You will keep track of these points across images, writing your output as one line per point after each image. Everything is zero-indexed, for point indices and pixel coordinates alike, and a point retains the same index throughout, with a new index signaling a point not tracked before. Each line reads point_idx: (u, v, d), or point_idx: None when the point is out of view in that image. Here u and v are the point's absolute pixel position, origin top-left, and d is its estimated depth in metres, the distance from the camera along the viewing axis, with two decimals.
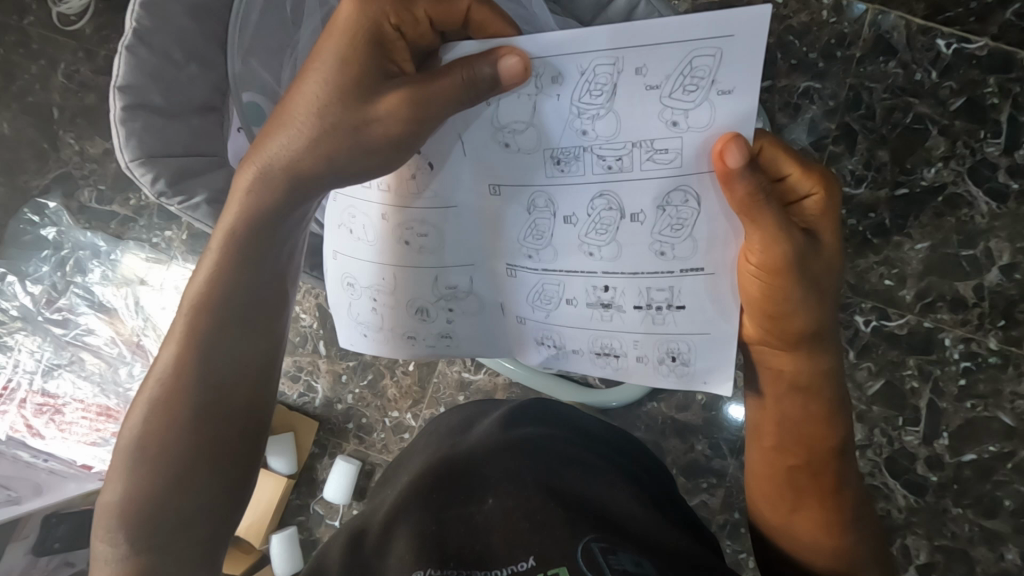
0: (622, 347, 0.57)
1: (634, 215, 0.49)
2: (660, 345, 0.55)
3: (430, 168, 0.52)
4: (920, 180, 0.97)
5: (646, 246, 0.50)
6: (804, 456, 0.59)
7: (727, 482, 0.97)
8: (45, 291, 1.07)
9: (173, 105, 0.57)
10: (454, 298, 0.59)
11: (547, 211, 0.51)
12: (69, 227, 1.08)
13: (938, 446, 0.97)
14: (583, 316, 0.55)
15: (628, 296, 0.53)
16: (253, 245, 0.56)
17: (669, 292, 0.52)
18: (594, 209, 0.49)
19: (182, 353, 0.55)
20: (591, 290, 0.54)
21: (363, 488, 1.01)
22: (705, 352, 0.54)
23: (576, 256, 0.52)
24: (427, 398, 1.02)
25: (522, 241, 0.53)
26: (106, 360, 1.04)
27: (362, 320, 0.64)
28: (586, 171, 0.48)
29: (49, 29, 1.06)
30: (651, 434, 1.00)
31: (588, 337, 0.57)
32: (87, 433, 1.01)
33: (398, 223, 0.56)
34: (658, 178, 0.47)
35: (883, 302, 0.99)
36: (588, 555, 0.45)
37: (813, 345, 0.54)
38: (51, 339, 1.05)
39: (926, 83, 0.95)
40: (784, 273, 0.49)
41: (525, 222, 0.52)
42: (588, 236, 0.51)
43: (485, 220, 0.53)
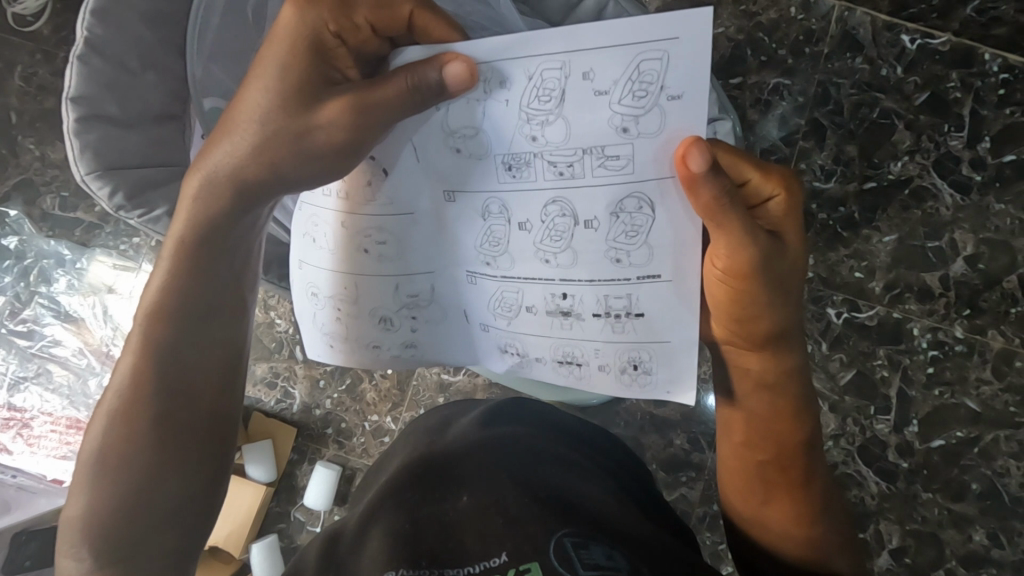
0: (583, 355, 0.56)
1: (588, 221, 0.48)
2: (621, 353, 0.55)
3: (385, 175, 0.52)
4: (888, 174, 0.99)
5: (602, 253, 0.49)
6: (773, 451, 0.60)
7: (706, 475, 0.98)
8: (8, 302, 1.04)
9: (131, 116, 0.55)
10: (418, 305, 0.59)
11: (501, 217, 0.51)
12: (32, 235, 1.04)
13: (908, 433, 0.99)
14: (542, 324, 0.55)
15: (587, 304, 0.52)
16: (207, 248, 0.55)
17: (627, 299, 0.51)
18: (549, 215, 0.49)
19: (140, 361, 0.54)
20: (550, 297, 0.53)
21: (345, 494, 1.00)
22: (664, 359, 0.53)
23: (532, 263, 0.52)
24: (407, 400, 1.01)
25: (479, 249, 0.53)
26: (74, 371, 1.02)
27: (327, 330, 0.63)
28: (538, 177, 0.48)
29: (4, 30, 1.02)
30: (630, 430, 1.01)
31: (548, 344, 0.56)
32: (57, 447, 0.98)
33: (357, 232, 0.56)
34: (610, 184, 0.46)
35: (853, 294, 1.01)
36: (560, 551, 0.45)
37: (778, 345, 0.55)
38: (16, 351, 1.03)
39: (892, 78, 0.97)
40: (751, 278, 0.50)
41: (481, 229, 0.52)
42: (543, 243, 0.51)
43: (443, 227, 0.53)
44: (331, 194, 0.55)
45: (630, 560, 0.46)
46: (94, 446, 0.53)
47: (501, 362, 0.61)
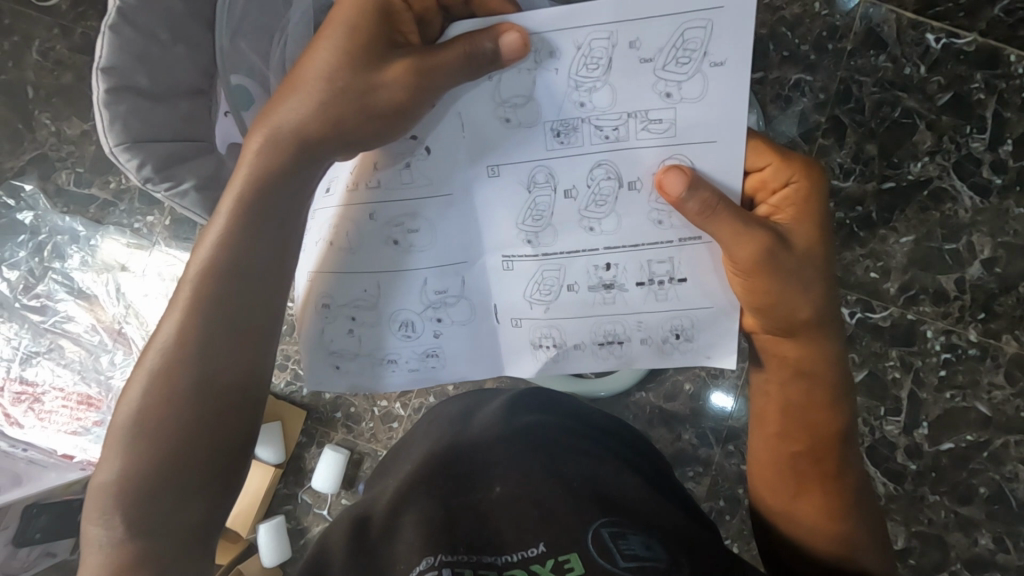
0: (624, 331, 0.58)
1: (631, 183, 0.51)
2: (664, 324, 0.57)
3: (427, 153, 0.53)
4: (907, 174, 0.98)
5: (644, 215, 0.52)
6: (807, 441, 0.59)
7: (713, 471, 0.98)
8: (22, 277, 1.03)
9: (161, 88, 0.53)
10: (444, 304, 0.58)
11: (547, 186, 0.52)
12: (46, 211, 1.04)
13: (918, 435, 0.99)
14: (584, 301, 0.57)
15: (630, 272, 0.55)
16: (257, 213, 0.54)
17: (669, 263, 0.54)
18: (594, 179, 0.51)
19: (189, 326, 0.53)
20: (593, 270, 0.55)
21: (353, 478, 1.00)
22: (703, 326, 0.56)
23: (576, 234, 0.53)
24: (416, 387, 1.01)
25: (522, 223, 0.54)
26: (86, 348, 1.02)
27: (335, 349, 0.61)
28: (584, 142, 0.49)
29: (23, 4, 1.01)
30: (639, 424, 1.01)
31: (588, 327, 0.58)
32: (67, 422, 0.99)
33: (388, 220, 0.56)
34: (654, 147, 0.49)
35: (868, 294, 1.00)
36: (598, 542, 0.45)
37: (811, 333, 0.57)
38: (29, 326, 1.02)
39: (915, 77, 0.96)
40: (761, 272, 0.52)
41: (525, 201, 0.52)
42: (587, 210, 0.52)
43: (483, 206, 0.53)
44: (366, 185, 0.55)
45: (668, 550, 0.46)
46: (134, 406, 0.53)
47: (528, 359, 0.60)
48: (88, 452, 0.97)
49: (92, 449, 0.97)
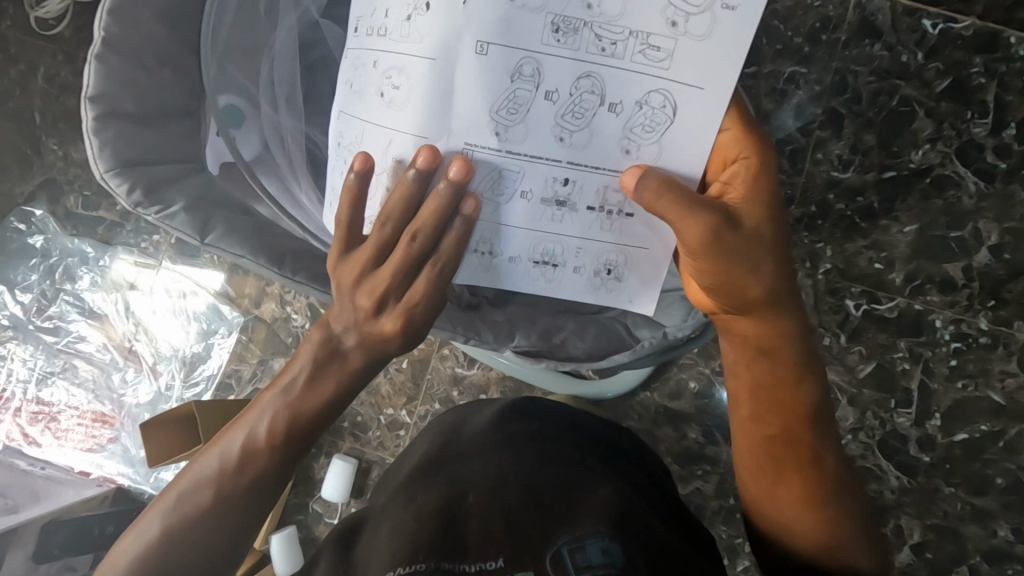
0: (562, 255, 0.56)
1: (612, 104, 0.49)
2: (601, 255, 0.56)
3: (425, 8, 0.48)
4: (908, 163, 0.97)
5: (615, 142, 0.51)
6: (780, 424, 0.58)
7: (721, 469, 0.98)
8: (35, 299, 1.05)
9: (149, 112, 0.52)
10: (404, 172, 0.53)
11: (531, 82, 0.49)
12: (57, 234, 1.06)
13: (930, 426, 0.98)
14: (533, 213, 0.54)
15: (585, 194, 0.53)
16: (330, 398, 0.60)
17: (623, 196, 0.53)
18: (577, 89, 0.49)
19: (220, 474, 0.59)
20: (550, 182, 0.52)
21: (362, 486, 1.01)
22: (638, 265, 0.56)
23: (545, 141, 0.50)
24: (421, 394, 1.02)
25: (494, 111, 0.50)
26: (98, 366, 1.04)
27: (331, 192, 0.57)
28: (582, 46, 0.48)
29: (27, 32, 1.04)
30: (644, 424, 1.01)
31: (529, 240, 0.55)
32: (82, 440, 1.03)
33: (370, 79, 0.53)
34: (645, 74, 0.48)
35: (872, 286, 0.99)
36: (556, 559, 0.46)
37: (770, 311, 0.54)
38: (43, 347, 1.05)
39: (912, 64, 0.95)
40: (717, 256, 0.51)
41: (504, 91, 0.49)
42: (562, 119, 0.50)
43: (458, 80, 0.49)
44: (376, 33, 0.52)
45: (628, 552, 0.46)
46: (141, 546, 0.57)
47: (467, 267, 0.58)
48: (102, 468, 1.02)
49: (106, 466, 1.02)
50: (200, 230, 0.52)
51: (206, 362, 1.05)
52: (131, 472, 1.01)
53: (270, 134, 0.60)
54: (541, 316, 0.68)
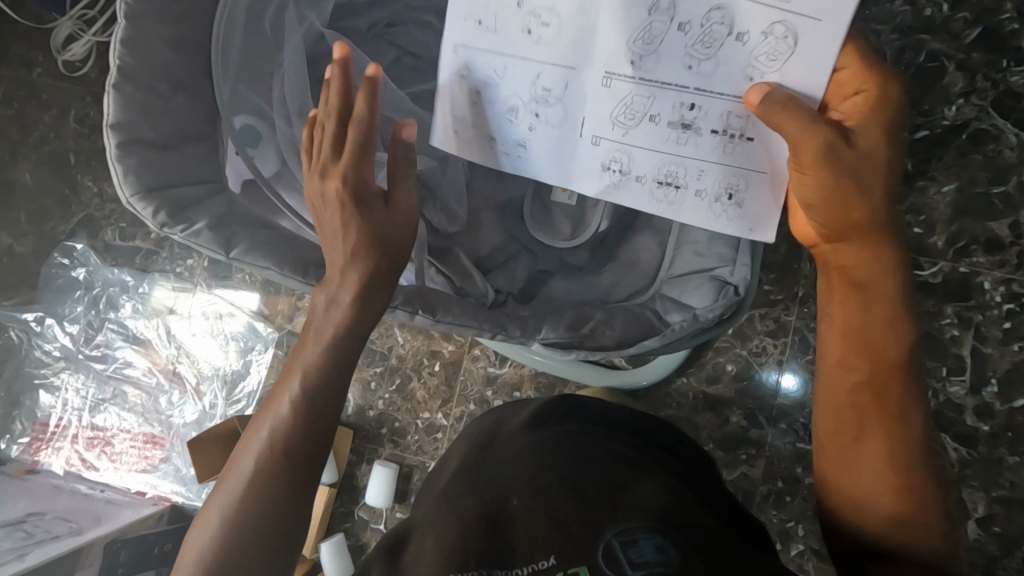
0: (685, 176, 0.57)
1: (739, 34, 0.50)
2: (723, 178, 0.56)
3: None
4: (941, 120, 0.96)
5: (740, 70, 0.52)
6: (870, 368, 0.53)
7: (767, 451, 0.96)
8: (83, 330, 1.09)
9: (167, 137, 0.53)
10: (545, 102, 0.57)
11: (666, 13, 0.51)
12: (98, 266, 1.10)
13: (987, 394, 0.93)
14: (662, 136, 0.56)
15: (710, 118, 0.54)
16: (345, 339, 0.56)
17: (745, 118, 0.53)
18: (708, 20, 0.51)
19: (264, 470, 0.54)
20: (677, 106, 0.54)
21: (404, 491, 1.02)
22: (760, 187, 0.56)
23: (675, 69, 0.53)
24: (455, 396, 1.03)
25: (631, 43, 0.53)
26: (146, 390, 1.08)
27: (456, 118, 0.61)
28: None
29: (55, 77, 1.09)
30: (683, 411, 0.99)
31: (654, 162, 0.57)
32: (136, 461, 1.08)
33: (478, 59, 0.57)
34: (766, 7, 0.49)
35: (913, 252, 0.96)
36: (608, 552, 0.45)
37: (871, 239, 0.52)
38: (94, 375, 1.09)
39: (938, 16, 0.95)
40: (828, 167, 0.50)
41: (639, 24, 0.52)
42: (692, 48, 0.52)
43: (609, 17, 0.52)
44: None
45: (681, 548, 0.45)
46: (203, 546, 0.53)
47: (596, 183, 0.60)
48: (158, 488, 1.07)
49: (161, 485, 1.07)
50: (224, 246, 0.54)
51: (246, 378, 1.07)
52: (184, 489, 1.06)
53: (287, 148, 0.60)
54: (566, 310, 0.68)
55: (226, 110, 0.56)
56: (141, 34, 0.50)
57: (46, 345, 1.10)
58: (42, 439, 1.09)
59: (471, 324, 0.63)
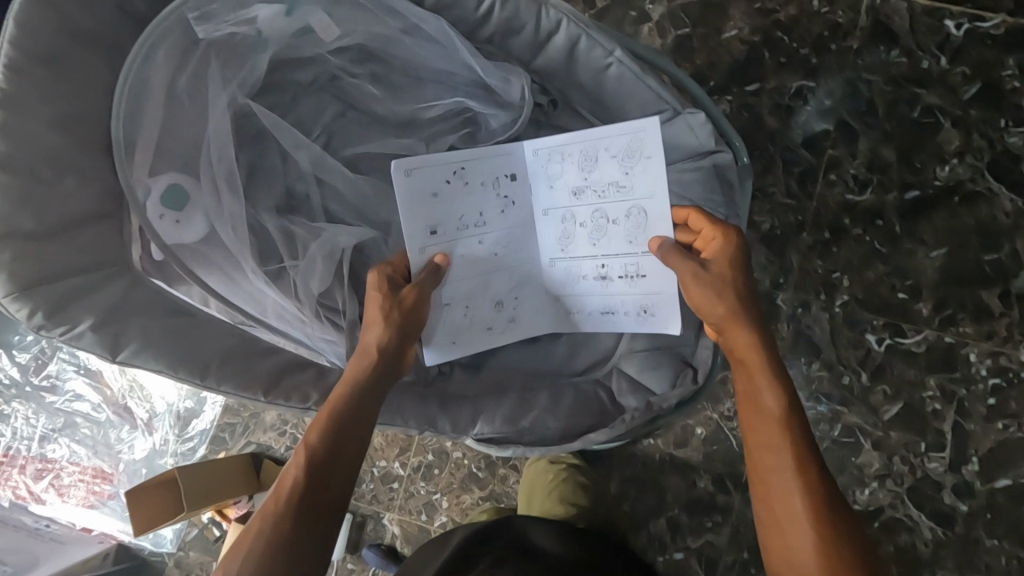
0: (616, 306, 0.67)
1: (615, 217, 0.63)
2: (639, 300, 0.65)
3: (479, 215, 0.64)
4: (933, 179, 0.92)
5: (626, 237, 0.64)
6: (759, 429, 0.54)
7: (733, 520, 0.92)
8: (34, 357, 1.02)
9: (50, 227, 0.49)
10: (520, 288, 0.68)
11: (569, 220, 0.65)
12: None
13: (967, 472, 0.89)
14: (588, 289, 0.67)
15: (615, 266, 0.65)
16: (365, 391, 0.57)
17: (636, 264, 0.64)
18: (592, 212, 0.64)
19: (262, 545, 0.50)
20: (592, 267, 0.66)
21: (357, 541, 0.98)
22: (665, 305, 0.65)
23: (582, 246, 0.65)
24: (414, 445, 0.99)
25: (552, 242, 0.67)
26: (97, 424, 1.04)
27: (463, 306, 0.66)
28: (585, 193, 0.64)
29: None
30: (649, 473, 0.95)
31: (593, 303, 0.67)
32: (84, 497, 1.02)
33: (447, 209, 0.64)
34: (620, 199, 0.63)
35: (896, 318, 0.92)
36: None
37: (734, 323, 0.57)
38: (44, 406, 1.02)
39: (935, 69, 0.92)
40: (694, 282, 0.58)
41: (557, 230, 0.66)
42: (588, 233, 0.65)
43: (529, 232, 0.67)
44: (467, 228, 0.64)
45: None
46: None
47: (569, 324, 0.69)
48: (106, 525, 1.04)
49: (110, 522, 1.03)
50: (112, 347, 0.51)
51: (198, 416, 1.05)
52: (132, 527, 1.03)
53: (213, 217, 0.59)
54: (508, 394, 0.65)
55: (128, 189, 0.53)
56: (19, 119, 0.47)
57: None
58: None
59: (397, 421, 0.61)
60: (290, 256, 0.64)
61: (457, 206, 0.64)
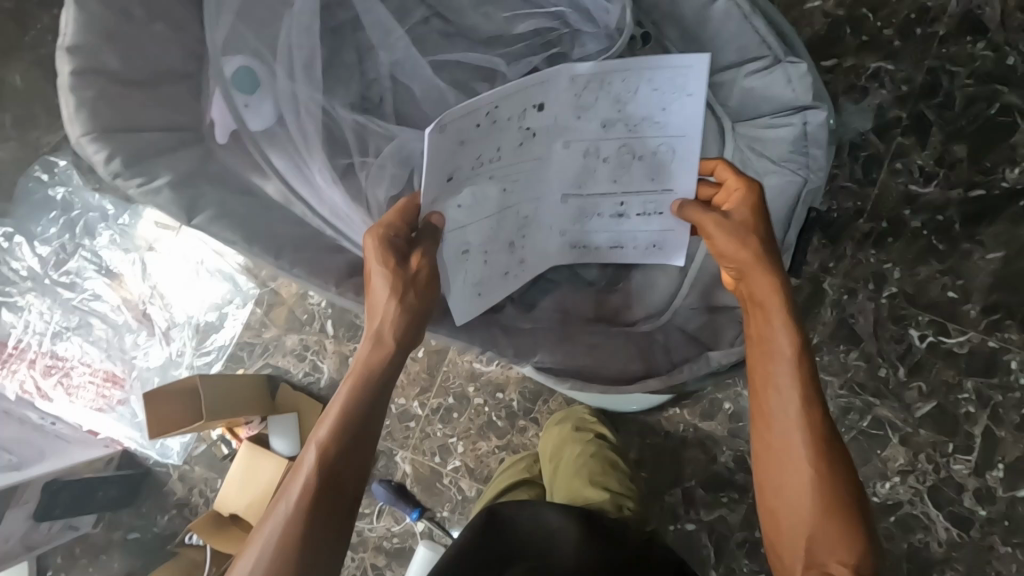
0: (626, 241, 0.63)
1: (642, 153, 0.57)
2: (652, 234, 0.62)
3: (497, 150, 0.53)
4: (1002, 181, 0.89)
5: (648, 173, 0.58)
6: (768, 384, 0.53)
7: (750, 498, 0.91)
8: (54, 252, 1.01)
9: (134, 70, 0.47)
10: (526, 228, 0.61)
11: (593, 156, 0.57)
12: (79, 188, 1.02)
13: (990, 478, 0.88)
14: (601, 225, 0.62)
15: (634, 204, 0.60)
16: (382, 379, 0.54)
17: (656, 203, 0.59)
18: (616, 149, 0.57)
19: (283, 559, 0.48)
20: (608, 203, 0.60)
21: (367, 475, 0.97)
22: (679, 240, 0.61)
23: (603, 182, 0.59)
24: (435, 386, 0.97)
25: (571, 178, 0.59)
26: (113, 326, 1.01)
27: (468, 246, 0.58)
28: (614, 127, 0.56)
29: None
30: (670, 442, 0.93)
31: (603, 236, 0.63)
32: (94, 398, 1.01)
33: (469, 150, 0.51)
34: (651, 136, 0.56)
35: (943, 317, 0.90)
36: None
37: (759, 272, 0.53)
38: (60, 302, 1.01)
39: (1020, 68, 0.88)
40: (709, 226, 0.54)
41: (577, 164, 0.58)
42: (611, 168, 0.58)
43: (549, 171, 0.58)
44: (483, 165, 0.53)
45: None
46: None
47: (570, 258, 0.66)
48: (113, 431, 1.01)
49: (118, 428, 1.01)
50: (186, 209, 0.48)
51: (218, 331, 1.01)
52: (138, 436, 1.00)
53: (285, 104, 0.55)
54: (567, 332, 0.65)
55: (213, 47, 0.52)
56: None
57: (14, 262, 1.02)
58: None
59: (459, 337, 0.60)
60: (361, 153, 0.61)
61: (480, 142, 0.51)
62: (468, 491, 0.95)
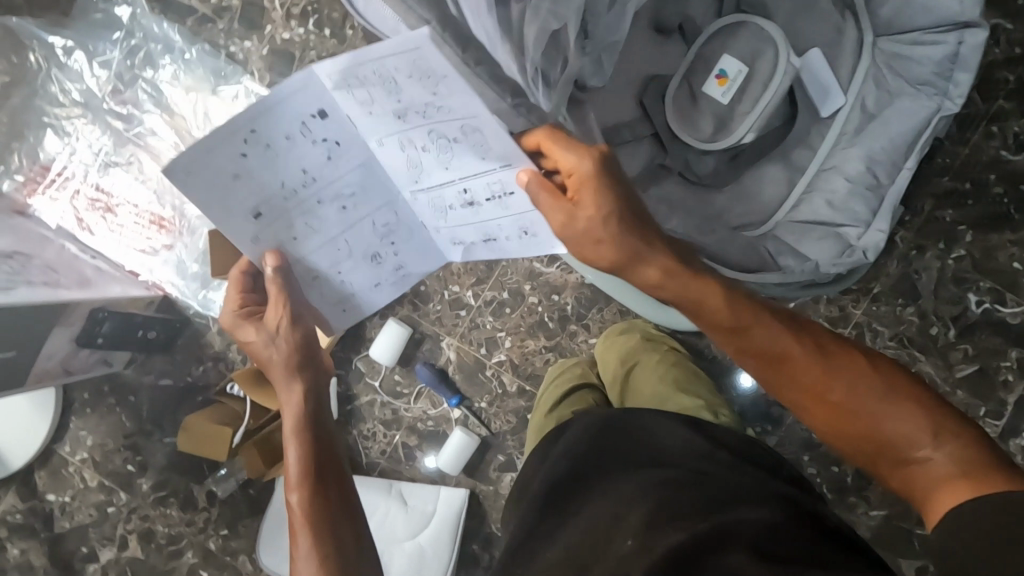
0: (469, 175, 0.63)
1: (394, 75, 0.52)
2: (488, 154, 0.59)
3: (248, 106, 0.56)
4: None
5: (423, 89, 0.54)
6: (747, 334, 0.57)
7: (782, 432, 0.93)
8: (111, 78, 0.97)
9: None
10: (328, 145, 0.63)
11: (376, 83, 0.54)
12: (144, 13, 0.97)
13: (1014, 445, 0.91)
14: (414, 137, 0.61)
15: (411, 94, 0.54)
16: (317, 408, 0.71)
17: (449, 109, 0.55)
18: (400, 82, 0.53)
19: (319, 504, 0.66)
20: (401, 131, 0.61)
21: (410, 356, 0.97)
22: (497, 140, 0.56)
23: (398, 109, 0.57)
24: (491, 279, 0.96)
25: (368, 97, 0.56)
26: (166, 167, 0.97)
27: (247, 161, 0.60)
28: (377, 55, 0.50)
29: None
30: (715, 368, 0.95)
31: (430, 157, 0.63)
32: (138, 239, 0.98)
33: (212, 152, 0.58)
34: (391, 52, 0.50)
35: (1003, 286, 0.91)
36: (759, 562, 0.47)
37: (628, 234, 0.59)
38: (112, 132, 0.98)
39: None
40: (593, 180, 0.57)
41: (374, 76, 0.53)
42: (377, 94, 0.55)
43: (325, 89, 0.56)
44: (260, 141, 0.59)
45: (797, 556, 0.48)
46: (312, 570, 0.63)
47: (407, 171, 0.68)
48: (155, 274, 0.98)
49: (161, 272, 0.99)
50: None
51: None
52: (182, 284, 0.99)
53: None
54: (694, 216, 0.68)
55: None
56: None
57: (68, 84, 0.98)
58: (40, 182, 0.97)
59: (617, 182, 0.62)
60: None
61: (264, 112, 0.57)
62: (509, 385, 0.96)
